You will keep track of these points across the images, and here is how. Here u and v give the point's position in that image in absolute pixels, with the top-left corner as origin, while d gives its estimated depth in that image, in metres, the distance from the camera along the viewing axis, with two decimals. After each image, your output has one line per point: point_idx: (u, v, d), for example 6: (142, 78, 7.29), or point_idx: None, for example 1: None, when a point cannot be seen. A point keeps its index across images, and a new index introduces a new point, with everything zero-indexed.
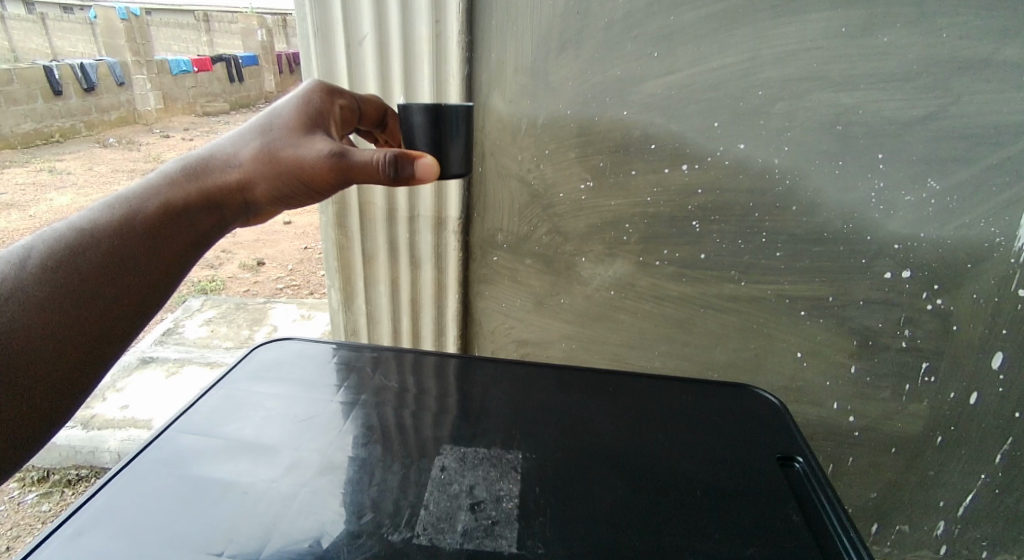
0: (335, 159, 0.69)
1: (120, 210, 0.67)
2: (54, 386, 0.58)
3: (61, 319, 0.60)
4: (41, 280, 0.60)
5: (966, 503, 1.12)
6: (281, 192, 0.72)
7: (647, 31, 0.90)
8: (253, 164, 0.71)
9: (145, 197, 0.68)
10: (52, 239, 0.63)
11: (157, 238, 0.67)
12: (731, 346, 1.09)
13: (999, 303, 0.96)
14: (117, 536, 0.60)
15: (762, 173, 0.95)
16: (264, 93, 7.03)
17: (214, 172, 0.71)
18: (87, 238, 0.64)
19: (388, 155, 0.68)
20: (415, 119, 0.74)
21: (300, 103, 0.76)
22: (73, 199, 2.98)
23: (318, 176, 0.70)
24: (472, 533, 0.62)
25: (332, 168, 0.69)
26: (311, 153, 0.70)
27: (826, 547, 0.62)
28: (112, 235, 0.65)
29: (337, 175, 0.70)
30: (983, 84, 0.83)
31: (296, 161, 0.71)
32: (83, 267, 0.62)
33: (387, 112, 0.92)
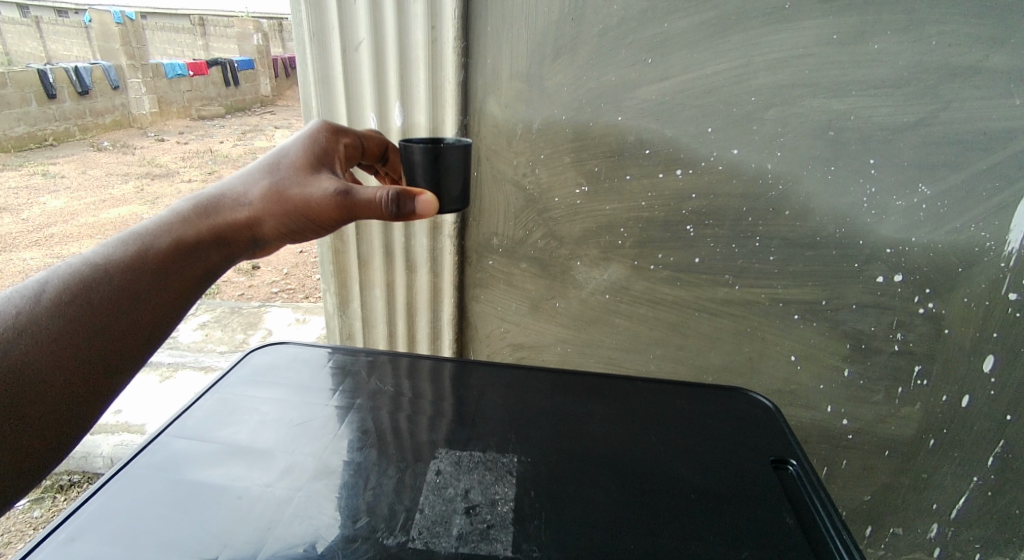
0: (340, 198, 0.71)
1: (132, 245, 0.68)
2: (54, 417, 0.58)
3: (70, 351, 0.60)
4: (55, 311, 0.61)
5: (959, 506, 1.13)
6: (289, 227, 0.74)
7: (641, 37, 0.91)
8: (263, 202, 0.73)
9: (158, 233, 0.70)
10: (64, 271, 0.64)
11: (168, 272, 0.68)
12: (725, 349, 1.10)
13: (990, 306, 0.97)
14: (111, 541, 0.59)
15: (755, 178, 0.96)
16: (260, 98, 7.03)
17: (224, 210, 0.73)
18: (100, 271, 0.65)
19: (391, 192, 0.71)
20: (416, 156, 0.77)
21: (307, 143, 0.79)
22: (67, 203, 2.98)
23: (324, 214, 0.72)
24: (468, 537, 0.62)
25: (338, 207, 0.71)
26: (317, 192, 0.72)
27: (819, 550, 0.62)
28: (126, 270, 0.66)
29: (342, 213, 0.72)
30: (972, 91, 0.85)
31: (304, 200, 0.73)
32: (95, 301, 0.63)
33: (388, 144, 0.94)
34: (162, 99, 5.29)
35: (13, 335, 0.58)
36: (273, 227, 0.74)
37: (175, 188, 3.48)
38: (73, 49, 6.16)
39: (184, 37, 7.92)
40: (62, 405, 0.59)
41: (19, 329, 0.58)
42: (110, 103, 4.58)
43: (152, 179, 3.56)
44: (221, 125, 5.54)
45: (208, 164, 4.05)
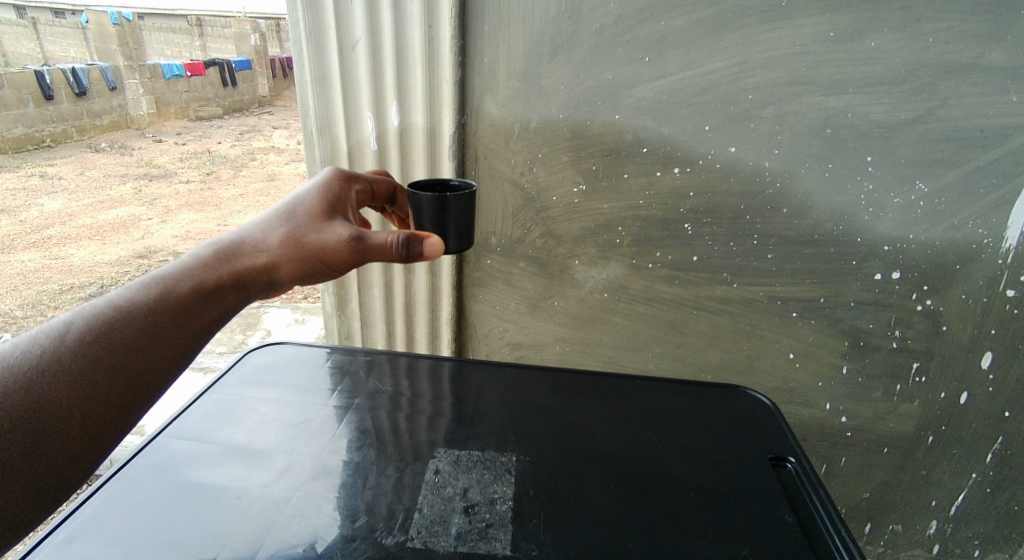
0: (355, 242, 0.71)
1: (152, 287, 0.67)
2: (68, 456, 0.57)
3: (88, 392, 0.59)
4: (76, 353, 0.60)
5: (958, 503, 1.14)
6: (306, 271, 0.74)
7: (638, 35, 0.90)
8: (280, 247, 0.73)
9: (176, 278, 0.69)
10: (86, 314, 0.63)
11: (186, 317, 0.67)
12: (724, 348, 1.10)
13: (988, 303, 0.98)
14: (110, 542, 0.59)
15: (752, 176, 0.96)
16: (258, 98, 7.02)
17: (242, 255, 0.73)
18: (121, 314, 0.64)
19: (404, 236, 0.71)
20: (422, 201, 0.78)
21: (322, 188, 0.79)
22: (65, 205, 2.98)
23: (340, 259, 0.72)
24: (467, 535, 0.62)
25: (353, 252, 0.71)
26: (332, 237, 0.72)
27: (818, 548, 0.62)
28: (145, 314, 0.65)
29: (357, 257, 0.72)
30: (969, 88, 0.85)
31: (319, 245, 0.73)
32: (114, 345, 0.62)
33: (397, 187, 0.93)
34: (159, 100, 5.27)
35: (34, 376, 0.58)
36: (290, 272, 0.74)
37: (173, 188, 3.47)
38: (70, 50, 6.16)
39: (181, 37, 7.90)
40: (75, 445, 0.58)
41: (41, 369, 0.58)
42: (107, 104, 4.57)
43: (149, 180, 3.56)
44: (218, 125, 5.52)
45: (206, 164, 4.04)
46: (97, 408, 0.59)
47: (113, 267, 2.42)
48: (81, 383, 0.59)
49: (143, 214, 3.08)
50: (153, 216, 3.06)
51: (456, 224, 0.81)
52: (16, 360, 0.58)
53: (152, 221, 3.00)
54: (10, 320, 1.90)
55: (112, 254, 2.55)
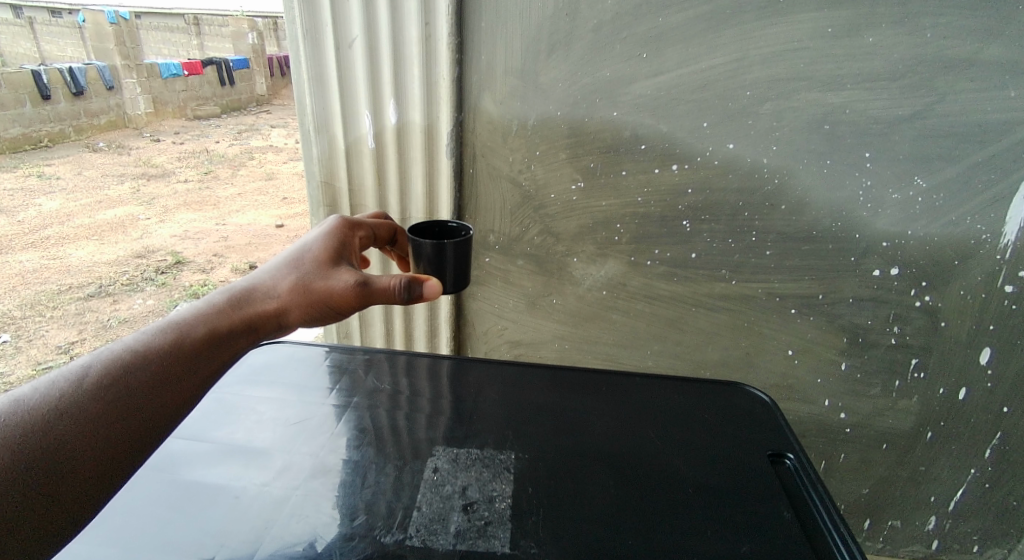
0: (356, 286, 0.78)
1: (170, 331, 0.76)
2: (78, 493, 0.65)
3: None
4: (93, 396, 0.71)
5: (957, 498, 1.16)
6: (312, 318, 0.83)
7: (635, 32, 0.90)
8: (285, 293, 0.81)
9: (197, 321, 0.81)
10: (104, 358, 0.75)
11: (201, 357, 0.81)
12: (723, 344, 1.10)
13: (986, 298, 0.99)
14: (107, 542, 0.59)
15: (751, 173, 0.95)
16: (256, 97, 6.99)
17: (251, 303, 0.82)
18: (138, 359, 0.75)
19: (404, 279, 0.78)
20: (424, 248, 0.81)
21: (328, 235, 0.85)
22: (63, 205, 3.00)
23: (343, 302, 0.79)
24: (465, 534, 0.62)
25: (356, 295, 0.78)
26: (332, 282, 0.80)
27: (817, 544, 0.62)
28: (164, 354, 0.77)
29: (359, 301, 0.79)
30: (968, 83, 0.85)
31: (324, 292, 0.80)
32: (134, 382, 0.74)
33: (398, 229, 0.98)
34: (156, 99, 5.24)
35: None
36: (294, 317, 0.83)
37: (171, 188, 3.47)
38: (69, 52, 6.22)
39: (178, 36, 7.86)
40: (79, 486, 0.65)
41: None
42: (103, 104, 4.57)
43: (147, 180, 3.56)
44: (216, 125, 5.51)
45: (204, 164, 4.03)
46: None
47: (111, 267, 2.41)
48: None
49: (141, 213, 3.07)
50: (151, 215, 3.05)
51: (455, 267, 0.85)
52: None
53: (150, 220, 2.99)
54: (8, 321, 1.88)
55: (110, 254, 2.54)
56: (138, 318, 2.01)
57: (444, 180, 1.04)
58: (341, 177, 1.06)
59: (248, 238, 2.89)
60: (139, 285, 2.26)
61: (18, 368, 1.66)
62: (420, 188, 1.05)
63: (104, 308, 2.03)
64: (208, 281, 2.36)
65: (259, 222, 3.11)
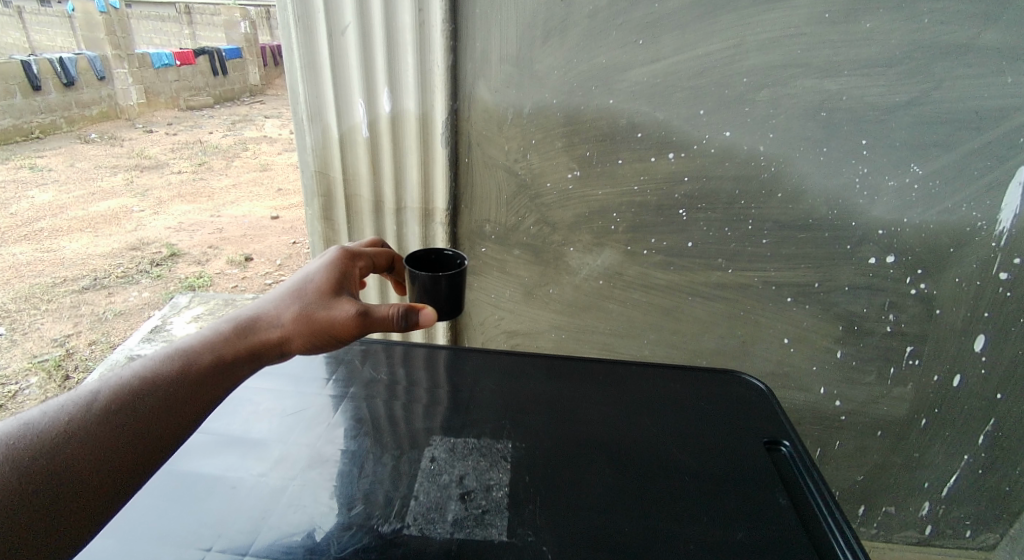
0: (358, 315, 0.63)
1: (175, 361, 0.59)
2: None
3: (91, 470, 0.50)
4: (102, 422, 0.52)
5: (950, 484, 1.17)
6: (319, 350, 0.65)
7: (631, 18, 0.89)
8: (288, 323, 0.63)
9: (204, 348, 0.60)
10: (113, 383, 0.55)
11: (206, 394, 0.58)
12: (719, 333, 1.10)
13: (981, 286, 0.99)
14: (104, 533, 0.59)
15: (748, 161, 0.95)
16: (250, 87, 6.92)
17: (250, 331, 0.63)
18: (144, 384, 0.56)
19: (402, 307, 0.64)
20: (418, 276, 0.75)
21: (331, 263, 0.70)
22: (56, 198, 3.00)
23: (334, 333, 0.63)
24: (463, 522, 0.62)
25: (351, 323, 0.63)
26: (332, 310, 0.64)
27: (811, 530, 0.63)
28: (170, 382, 0.57)
29: (354, 333, 0.64)
30: (965, 69, 0.85)
31: (312, 318, 0.63)
32: (137, 410, 0.54)
33: (395, 255, 0.84)
34: (149, 90, 5.19)
35: (59, 441, 0.50)
36: (298, 349, 0.64)
37: (165, 180, 3.45)
38: (59, 42, 6.19)
39: (170, 25, 7.77)
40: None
41: (66, 435, 0.50)
42: (95, 95, 4.54)
43: (141, 172, 3.54)
44: (210, 115, 5.46)
45: (198, 154, 4.01)
46: (91, 485, 0.50)
47: (106, 259, 2.41)
48: (89, 458, 0.50)
49: (135, 205, 3.05)
50: (145, 207, 3.04)
51: (451, 300, 0.78)
52: (43, 427, 0.50)
53: (144, 212, 2.98)
54: (3, 315, 1.89)
55: (104, 247, 2.53)
56: (133, 310, 2.00)
57: (440, 168, 1.03)
58: (335, 166, 1.05)
59: (244, 230, 2.87)
60: (134, 277, 2.25)
61: (14, 359, 1.65)
62: (415, 177, 1.04)
63: (99, 301, 2.03)
64: (204, 273, 2.35)
65: (254, 213, 3.09)
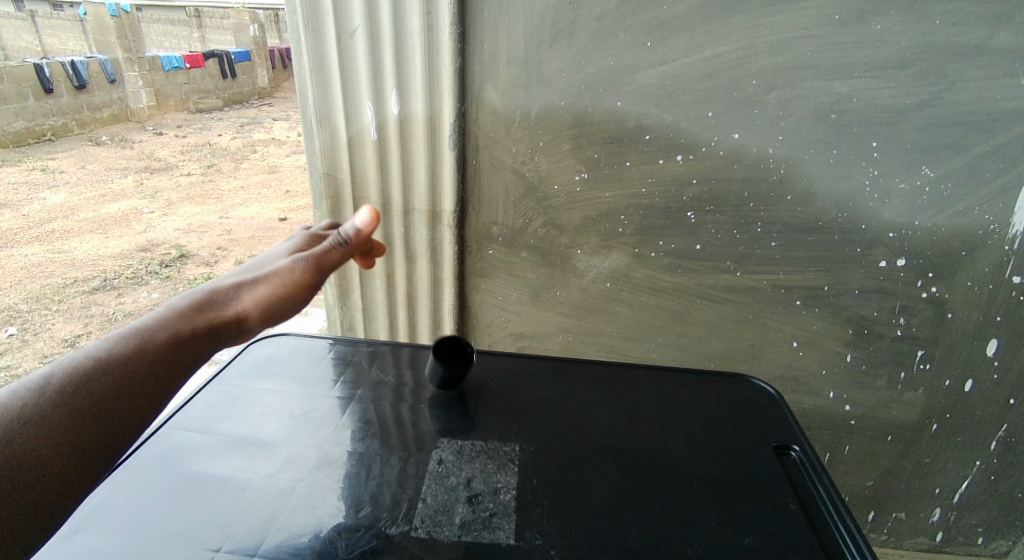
0: (313, 258, 0.65)
1: (130, 339, 0.58)
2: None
3: (61, 447, 0.50)
4: (60, 404, 0.51)
5: (962, 490, 1.16)
6: (280, 312, 0.65)
7: (640, 20, 0.89)
8: (247, 288, 0.64)
9: (160, 322, 0.60)
10: (65, 366, 0.54)
11: (170, 365, 0.58)
12: (727, 336, 1.10)
13: (993, 290, 0.98)
14: (115, 534, 0.59)
15: (756, 163, 0.95)
16: (259, 90, 6.98)
17: (210, 303, 0.63)
18: (100, 363, 0.55)
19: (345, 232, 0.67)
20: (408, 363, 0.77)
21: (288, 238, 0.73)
22: (67, 199, 3.03)
23: (293, 284, 0.64)
24: (470, 525, 0.62)
25: (305, 270, 0.64)
26: (285, 266, 0.65)
27: (822, 535, 0.62)
28: (128, 359, 0.56)
29: (313, 279, 0.65)
30: (977, 71, 0.84)
31: (268, 276, 0.64)
32: (97, 390, 0.54)
33: None
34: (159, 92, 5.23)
35: (18, 429, 0.48)
36: (259, 315, 0.64)
37: (175, 181, 3.48)
38: (71, 45, 6.31)
39: (179, 28, 7.85)
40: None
41: (23, 422, 0.49)
42: (106, 97, 4.61)
43: (151, 174, 3.57)
44: (219, 118, 5.51)
45: (207, 157, 4.04)
46: (70, 461, 0.50)
47: (117, 262, 2.44)
48: (59, 435, 0.50)
49: (145, 207, 3.08)
50: (155, 209, 3.07)
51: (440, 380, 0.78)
52: None
53: (153, 214, 3.01)
54: (15, 315, 1.90)
55: (115, 248, 2.56)
56: (143, 310, 2.01)
57: (447, 171, 1.03)
58: (344, 169, 1.05)
59: (252, 231, 2.89)
60: (144, 278, 2.27)
61: (25, 360, 1.67)
62: (423, 178, 1.04)
63: (109, 302, 2.06)
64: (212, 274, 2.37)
65: (262, 215, 3.11)
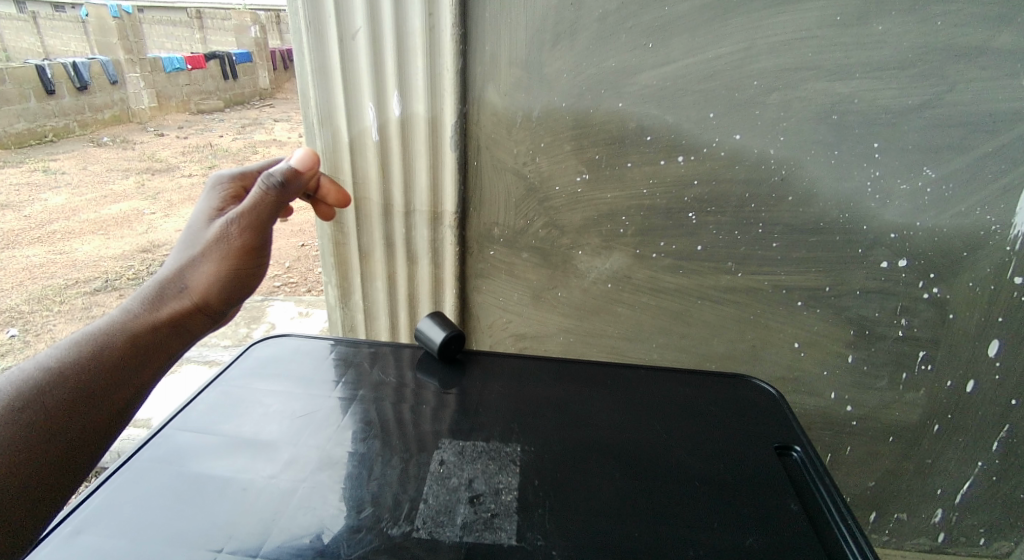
0: (244, 218, 0.70)
1: (83, 348, 0.62)
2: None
3: (42, 458, 0.56)
4: (20, 420, 0.57)
5: (964, 491, 1.16)
6: (236, 283, 0.71)
7: (642, 21, 0.89)
8: (194, 270, 0.69)
9: (111, 325, 0.65)
10: (17, 383, 0.59)
11: (129, 360, 0.64)
12: (728, 337, 1.10)
13: (994, 290, 0.98)
14: (118, 534, 0.59)
15: (758, 164, 0.95)
16: (259, 92, 6.99)
17: (163, 294, 0.68)
18: (54, 375, 0.60)
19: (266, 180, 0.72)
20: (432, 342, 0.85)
21: (212, 207, 0.77)
22: (68, 199, 3.04)
23: (237, 250, 0.70)
24: (472, 526, 0.62)
25: (242, 233, 0.70)
26: (219, 233, 0.70)
27: (824, 536, 0.62)
28: (82, 364, 0.61)
29: (253, 239, 0.70)
30: (978, 72, 0.84)
31: (210, 251, 0.70)
32: (54, 400, 0.59)
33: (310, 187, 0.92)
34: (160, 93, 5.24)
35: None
36: (217, 292, 0.69)
37: (176, 182, 3.49)
38: (72, 46, 6.33)
39: (181, 30, 7.88)
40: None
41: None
42: (108, 99, 4.62)
43: (152, 174, 3.58)
44: (220, 119, 5.52)
45: (209, 158, 4.05)
46: (49, 470, 0.57)
47: (118, 263, 2.45)
48: (34, 450, 0.56)
49: (146, 209, 3.08)
50: (155, 210, 3.07)
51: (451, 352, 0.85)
52: None
53: (154, 215, 3.01)
54: (16, 316, 1.91)
55: (115, 249, 2.56)
56: None
57: (449, 172, 1.03)
58: (345, 170, 1.05)
59: None
60: None
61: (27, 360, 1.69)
62: (424, 179, 1.04)
63: (110, 303, 2.07)
64: None
65: None
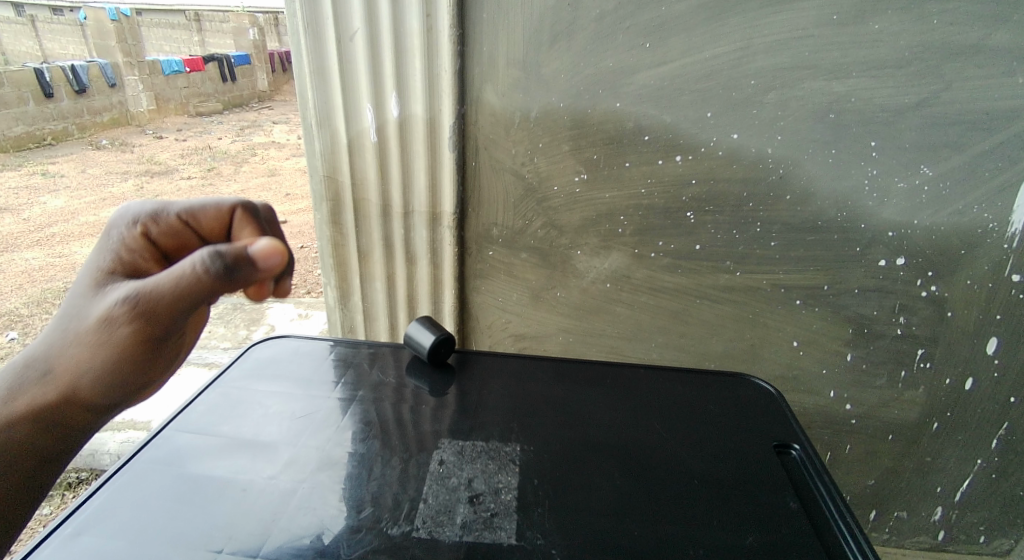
0: (138, 305, 0.57)
1: None
2: None
3: None
4: None
5: (963, 489, 1.16)
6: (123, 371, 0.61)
7: (639, 21, 0.89)
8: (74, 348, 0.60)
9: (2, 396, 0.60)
10: None
11: (25, 431, 0.61)
12: (727, 336, 1.10)
13: (992, 288, 0.99)
14: (117, 535, 0.59)
15: (756, 163, 0.95)
16: (258, 94, 7.00)
17: (50, 371, 0.61)
18: None
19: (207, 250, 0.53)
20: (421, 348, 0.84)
21: (120, 252, 0.63)
22: (68, 202, 3.05)
23: (121, 341, 0.58)
24: (471, 525, 0.62)
25: (127, 321, 0.57)
26: (104, 315, 0.58)
27: (823, 533, 0.62)
28: None
29: (141, 331, 0.58)
30: (974, 70, 0.85)
31: (92, 330, 0.59)
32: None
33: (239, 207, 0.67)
34: (159, 96, 5.24)
35: None
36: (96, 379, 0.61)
37: (175, 185, 3.49)
38: (71, 48, 6.35)
39: (180, 32, 7.89)
40: None
41: None
42: (106, 102, 4.63)
43: (151, 177, 3.59)
44: (219, 121, 5.53)
45: (208, 160, 4.05)
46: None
47: None
48: None
49: None
50: None
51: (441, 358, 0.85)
52: None
53: None
54: (16, 319, 1.92)
55: None
56: None
57: (447, 173, 1.04)
58: (343, 172, 1.05)
59: None
60: None
61: None
62: (423, 180, 1.04)
63: None
64: None
65: None
